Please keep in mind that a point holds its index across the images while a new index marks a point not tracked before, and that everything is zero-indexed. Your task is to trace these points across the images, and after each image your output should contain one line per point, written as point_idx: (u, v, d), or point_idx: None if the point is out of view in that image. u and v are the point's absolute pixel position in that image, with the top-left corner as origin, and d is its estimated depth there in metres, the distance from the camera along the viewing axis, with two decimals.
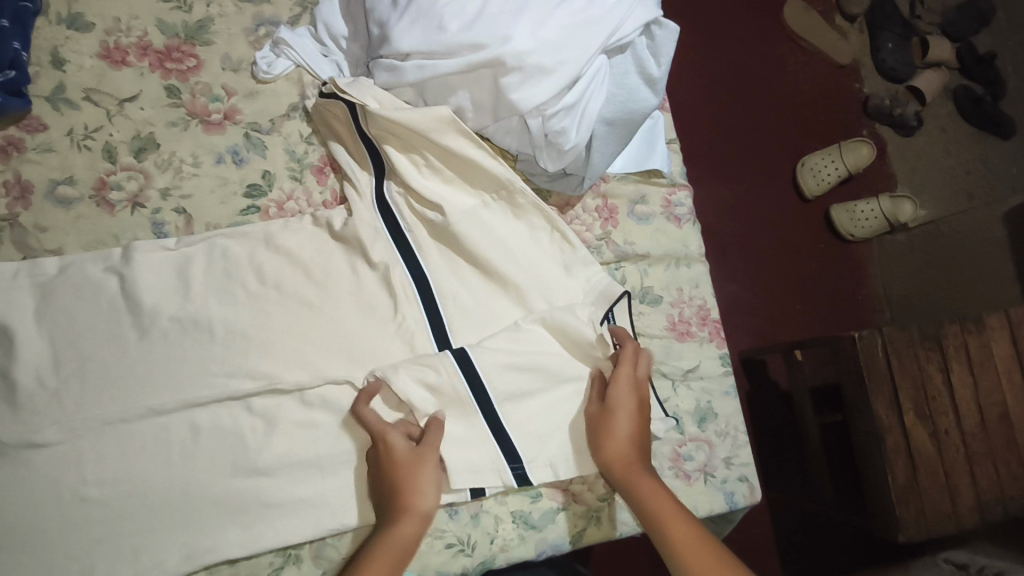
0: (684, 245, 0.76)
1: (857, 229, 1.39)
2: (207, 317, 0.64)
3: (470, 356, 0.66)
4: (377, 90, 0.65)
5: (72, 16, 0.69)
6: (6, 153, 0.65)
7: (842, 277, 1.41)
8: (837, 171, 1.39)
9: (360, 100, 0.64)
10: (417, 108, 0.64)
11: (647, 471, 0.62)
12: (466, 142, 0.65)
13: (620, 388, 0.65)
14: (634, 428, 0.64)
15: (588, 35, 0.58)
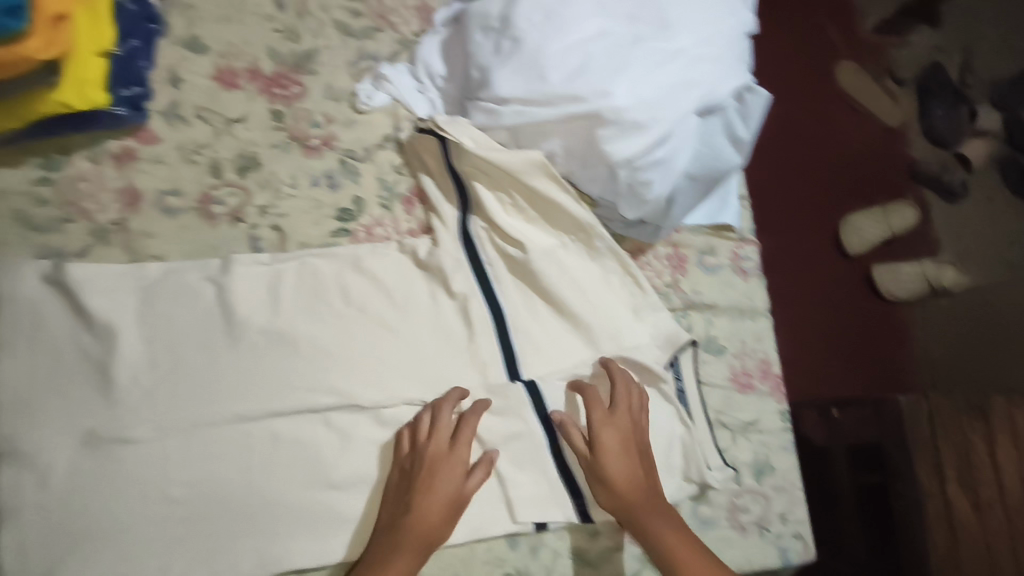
0: (750, 298, 0.78)
1: (898, 290, 1.39)
2: (294, 333, 0.67)
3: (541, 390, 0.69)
4: (472, 129, 0.67)
5: (190, 38, 0.73)
6: (121, 163, 0.69)
7: (882, 336, 1.42)
8: (883, 232, 1.40)
9: (456, 138, 0.67)
10: (509, 151, 0.67)
11: (652, 508, 0.64)
12: (553, 185, 0.68)
13: (606, 431, 0.66)
14: (630, 468, 0.65)
15: (685, 99, 0.60)
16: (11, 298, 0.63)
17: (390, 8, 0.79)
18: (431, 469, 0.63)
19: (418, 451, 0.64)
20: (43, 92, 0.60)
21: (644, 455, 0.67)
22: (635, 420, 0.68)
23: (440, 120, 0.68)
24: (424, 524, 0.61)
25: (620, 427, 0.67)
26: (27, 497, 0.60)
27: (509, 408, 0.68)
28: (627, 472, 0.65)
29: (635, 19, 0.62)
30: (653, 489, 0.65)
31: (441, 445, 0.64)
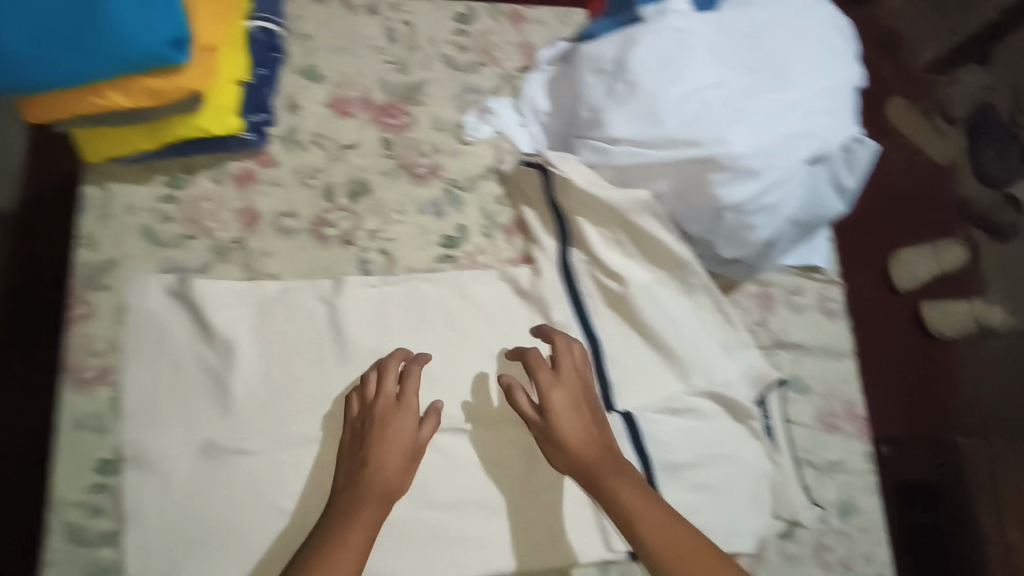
0: (836, 339, 0.80)
1: (946, 327, 1.36)
2: (400, 355, 0.70)
3: (638, 422, 0.71)
4: (581, 166, 0.71)
5: (307, 67, 0.77)
6: (241, 184, 0.72)
7: (929, 375, 1.38)
8: (931, 270, 1.39)
9: (567, 175, 0.70)
10: (616, 188, 0.70)
11: (609, 467, 0.64)
12: (657, 223, 0.70)
13: (556, 393, 0.67)
14: (584, 426, 0.66)
15: (800, 148, 0.62)
16: (139, 310, 0.67)
17: (493, 44, 0.82)
18: (381, 423, 0.64)
19: (366, 409, 0.65)
20: (184, 117, 0.63)
21: (596, 415, 0.67)
22: (582, 383, 0.69)
23: (551, 157, 0.71)
24: (381, 478, 0.62)
25: (569, 390, 0.68)
26: (151, 501, 0.63)
27: None
28: (580, 433, 0.65)
29: (753, 69, 0.63)
30: (608, 446, 0.66)
31: (388, 399, 0.66)
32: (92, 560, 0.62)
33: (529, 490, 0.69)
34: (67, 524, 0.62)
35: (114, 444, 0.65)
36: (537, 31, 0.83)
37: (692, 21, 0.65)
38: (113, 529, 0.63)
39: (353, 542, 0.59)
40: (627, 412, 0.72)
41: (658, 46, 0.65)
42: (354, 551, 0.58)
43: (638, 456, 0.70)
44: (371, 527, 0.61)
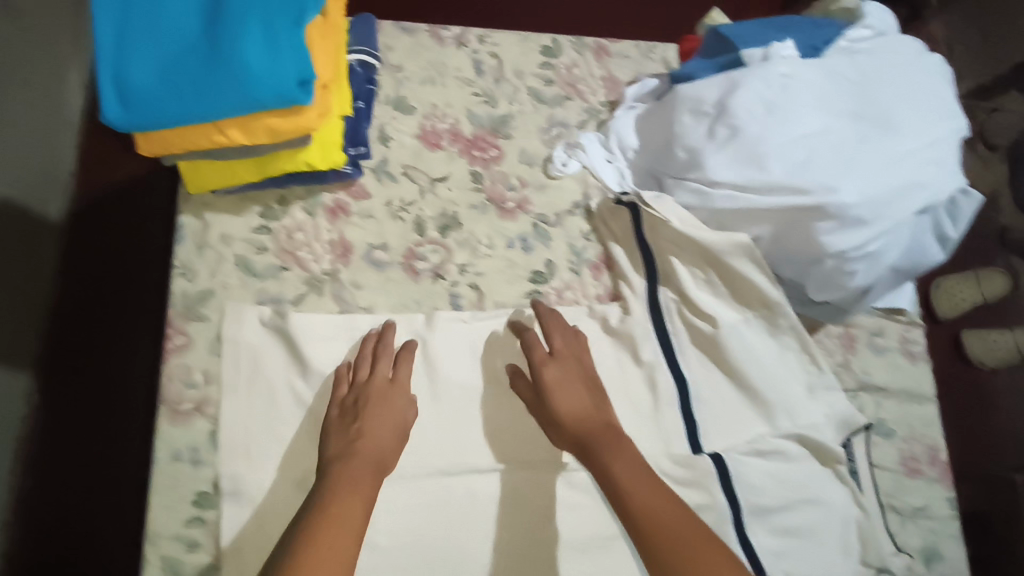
0: (918, 382, 0.79)
1: (988, 357, 1.33)
2: (491, 391, 0.70)
3: (727, 464, 0.70)
4: (678, 207, 0.71)
5: (397, 98, 0.77)
6: (334, 215, 0.72)
7: (970, 406, 1.36)
8: (973, 298, 1.33)
9: (664, 216, 0.70)
10: (713, 231, 0.70)
11: (605, 442, 0.63)
12: (753, 267, 0.70)
13: (551, 370, 0.67)
14: (579, 401, 0.66)
15: (910, 199, 0.62)
16: (235, 340, 0.67)
17: (578, 77, 0.82)
18: (373, 402, 0.64)
19: (359, 387, 0.65)
20: (293, 151, 0.63)
21: (594, 393, 0.67)
22: (581, 366, 0.68)
23: (647, 197, 0.72)
24: (371, 452, 0.61)
25: (566, 368, 0.67)
26: (242, 534, 0.62)
27: (694, 478, 0.70)
28: (575, 409, 0.65)
29: (859, 118, 0.64)
30: (603, 421, 0.65)
31: (382, 376, 0.65)
32: None
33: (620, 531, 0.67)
34: (162, 558, 0.62)
35: (210, 478, 0.64)
36: (621, 66, 0.84)
37: (797, 67, 0.65)
38: (207, 564, 0.62)
39: (343, 513, 0.55)
40: (716, 453, 0.71)
41: (763, 91, 0.65)
42: (341, 520, 0.54)
43: (727, 499, 0.69)
44: (363, 503, 0.57)
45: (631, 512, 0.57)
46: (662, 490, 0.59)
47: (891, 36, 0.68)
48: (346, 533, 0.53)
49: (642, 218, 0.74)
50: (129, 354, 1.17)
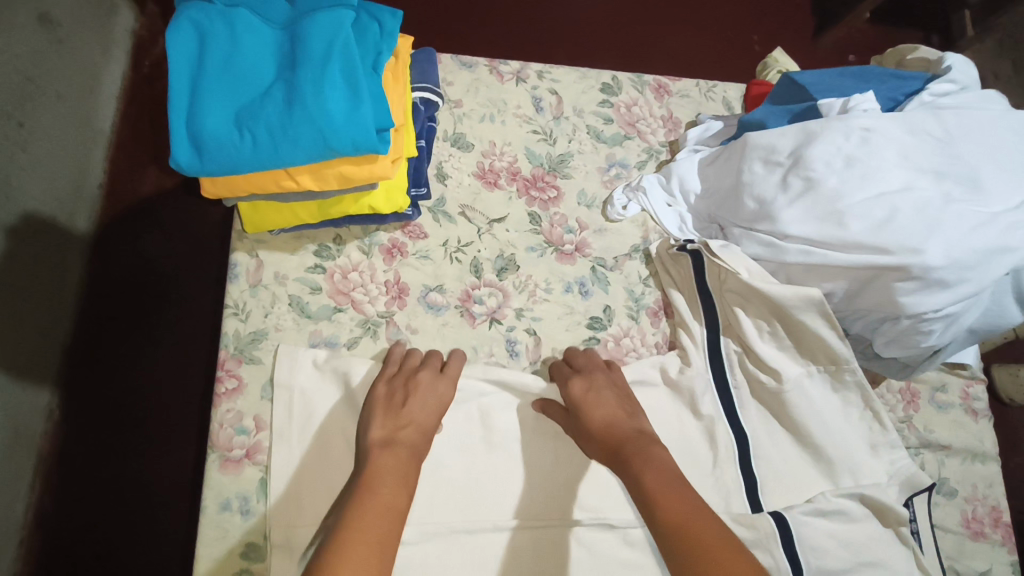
0: (980, 441, 0.76)
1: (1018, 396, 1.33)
2: (548, 442, 0.67)
3: (790, 526, 0.66)
4: (748, 260, 0.69)
5: (456, 134, 0.75)
6: (390, 255, 0.71)
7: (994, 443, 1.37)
8: None
9: (734, 267, 0.68)
10: (785, 285, 0.68)
11: (635, 449, 0.60)
12: (823, 324, 0.67)
13: (576, 383, 0.65)
14: (611, 410, 0.63)
15: (995, 263, 0.60)
16: (287, 384, 0.64)
17: (638, 116, 0.80)
18: (422, 394, 0.62)
19: (404, 380, 0.63)
20: (358, 194, 0.62)
21: (629, 405, 0.65)
22: (612, 378, 0.66)
23: (715, 246, 0.70)
24: (415, 442, 0.59)
25: (596, 381, 0.65)
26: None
27: (757, 539, 0.66)
28: (607, 417, 0.63)
29: (943, 176, 0.62)
30: (637, 430, 0.62)
31: (426, 371, 0.63)
32: None
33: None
34: None
35: (258, 528, 0.62)
36: (681, 105, 0.82)
37: (879, 121, 0.63)
38: None
39: (384, 503, 0.52)
40: (777, 513, 0.68)
41: (842, 145, 0.63)
42: (383, 507, 0.51)
43: (791, 565, 0.64)
44: (406, 492, 0.55)
45: (663, 517, 0.54)
46: (690, 498, 0.55)
47: (974, 92, 0.67)
48: (390, 521, 0.51)
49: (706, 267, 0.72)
50: (146, 373, 1.18)
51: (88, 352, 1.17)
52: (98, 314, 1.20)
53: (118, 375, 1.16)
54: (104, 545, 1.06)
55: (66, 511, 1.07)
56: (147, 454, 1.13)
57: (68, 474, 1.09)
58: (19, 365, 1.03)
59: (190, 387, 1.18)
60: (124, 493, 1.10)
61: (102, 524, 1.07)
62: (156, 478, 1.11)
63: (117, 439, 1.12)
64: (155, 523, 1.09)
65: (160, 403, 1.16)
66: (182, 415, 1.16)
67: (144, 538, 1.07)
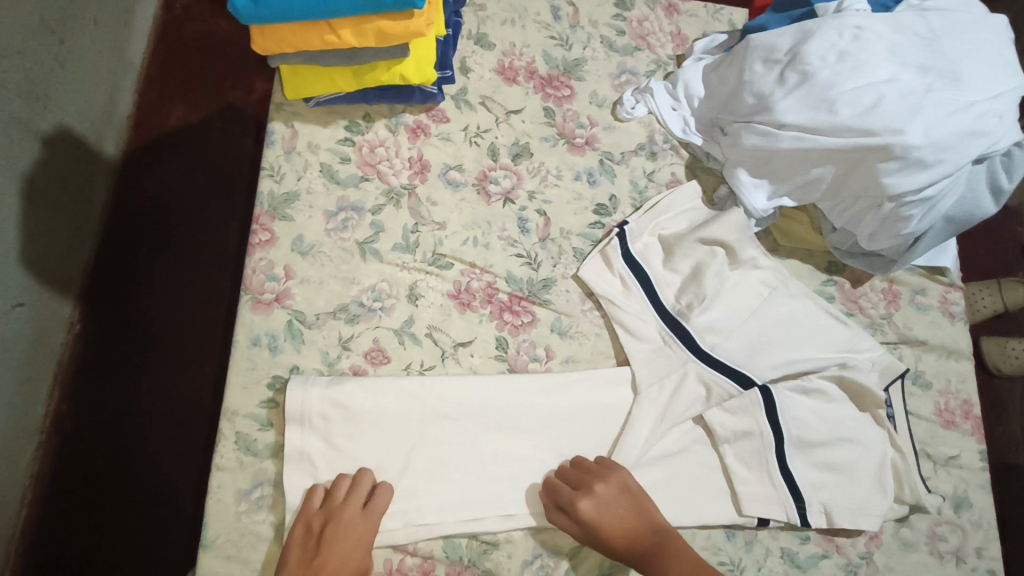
0: (955, 340, 0.82)
1: (1005, 363, 1.39)
2: (550, 309, 0.74)
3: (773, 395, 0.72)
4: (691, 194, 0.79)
5: (479, 34, 0.82)
6: (414, 135, 0.76)
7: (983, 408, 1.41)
8: (993, 305, 1.42)
9: (673, 213, 0.78)
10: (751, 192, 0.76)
11: (663, 554, 0.62)
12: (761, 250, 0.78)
13: (586, 504, 0.63)
14: (618, 517, 0.64)
15: (970, 146, 0.66)
16: (319, 244, 0.71)
17: (648, 30, 0.86)
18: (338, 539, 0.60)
19: (325, 522, 0.60)
20: (392, 63, 0.68)
21: (637, 501, 0.66)
22: (615, 481, 0.66)
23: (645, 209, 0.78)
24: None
25: (593, 516, 0.63)
26: (363, 406, 0.65)
27: (743, 405, 0.72)
28: (616, 528, 0.64)
29: (927, 70, 0.68)
30: (653, 529, 0.64)
31: (354, 510, 0.61)
32: (260, 470, 0.64)
33: (672, 452, 0.72)
34: (236, 432, 0.64)
35: (285, 364, 0.67)
36: (689, 23, 0.88)
37: (870, 19, 0.70)
38: (277, 442, 0.65)
39: None
40: (764, 385, 0.72)
41: (835, 40, 0.70)
42: None
43: (772, 430, 0.71)
44: None
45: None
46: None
47: None
48: None
49: (665, 208, 0.78)
50: (165, 299, 1.15)
51: (109, 272, 1.15)
52: (122, 235, 1.17)
53: (137, 293, 1.14)
54: (118, 462, 1.05)
55: (79, 424, 1.06)
56: (162, 374, 1.10)
57: (84, 388, 1.08)
58: (43, 273, 1.01)
59: (207, 311, 1.16)
60: (137, 412, 1.08)
61: (115, 440, 1.06)
62: (170, 401, 1.09)
63: (134, 357, 1.10)
64: (167, 444, 1.07)
65: (178, 324, 1.14)
66: (199, 337, 1.14)
67: (155, 458, 1.06)
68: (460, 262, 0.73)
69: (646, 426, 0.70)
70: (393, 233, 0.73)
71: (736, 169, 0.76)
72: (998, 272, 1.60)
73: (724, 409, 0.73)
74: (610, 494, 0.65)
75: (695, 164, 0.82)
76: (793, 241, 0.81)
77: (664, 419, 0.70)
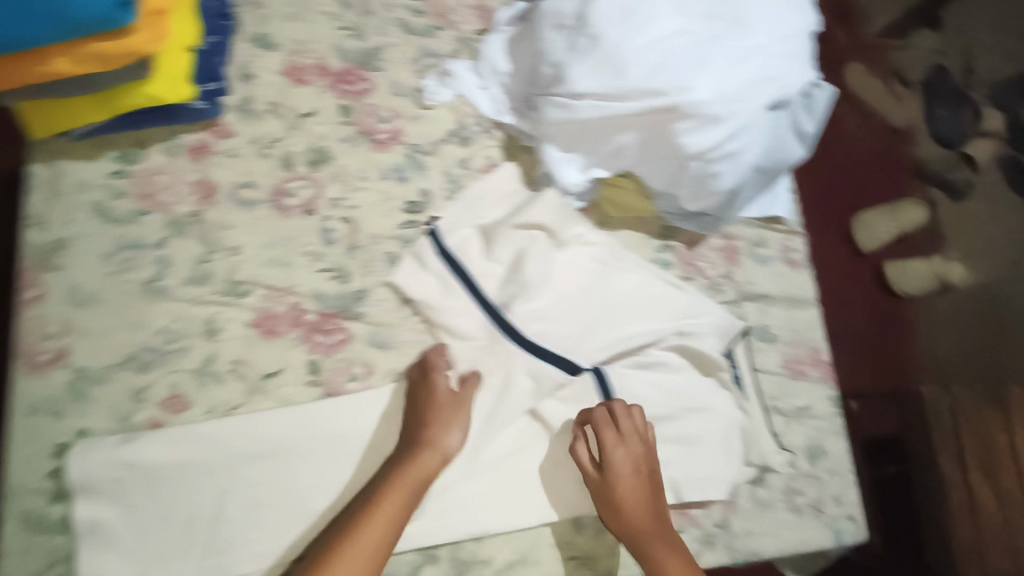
0: (800, 288, 0.80)
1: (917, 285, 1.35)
2: (366, 320, 0.70)
3: (606, 375, 0.71)
4: (506, 179, 0.75)
5: (260, 35, 0.75)
6: (197, 155, 0.70)
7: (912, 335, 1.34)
8: None
9: (489, 204, 0.74)
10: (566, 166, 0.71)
11: (659, 542, 0.65)
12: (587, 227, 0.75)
13: (620, 453, 0.66)
14: (638, 491, 0.66)
15: (762, 94, 0.63)
16: (101, 292, 0.65)
17: (448, 8, 0.81)
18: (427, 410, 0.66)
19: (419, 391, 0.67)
20: (134, 87, 0.62)
21: (654, 479, 0.67)
22: (647, 441, 0.68)
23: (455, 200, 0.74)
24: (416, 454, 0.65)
25: (620, 468, 0.66)
26: (159, 461, 0.62)
27: (574, 394, 0.71)
28: (633, 500, 0.66)
29: (713, 16, 0.64)
30: (659, 511, 0.66)
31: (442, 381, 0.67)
32: (52, 548, 0.60)
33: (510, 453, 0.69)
34: (21, 510, 0.60)
35: (73, 427, 0.62)
36: None
37: None
38: (68, 515, 0.61)
39: (381, 518, 0.60)
40: (596, 367, 0.71)
41: None
42: (381, 520, 0.60)
43: None
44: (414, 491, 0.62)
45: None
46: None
47: None
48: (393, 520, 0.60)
49: (480, 196, 0.74)
50: None
51: None
52: None
53: None
54: None
55: None
56: None
57: None
58: None
59: None
60: None
61: None
62: None
63: None
64: None
65: None
66: None
67: None
68: (262, 287, 0.68)
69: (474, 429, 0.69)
70: (183, 265, 0.67)
71: (546, 146, 0.72)
72: None
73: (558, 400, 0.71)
74: (639, 461, 0.67)
75: (512, 144, 0.78)
76: (623, 211, 0.77)
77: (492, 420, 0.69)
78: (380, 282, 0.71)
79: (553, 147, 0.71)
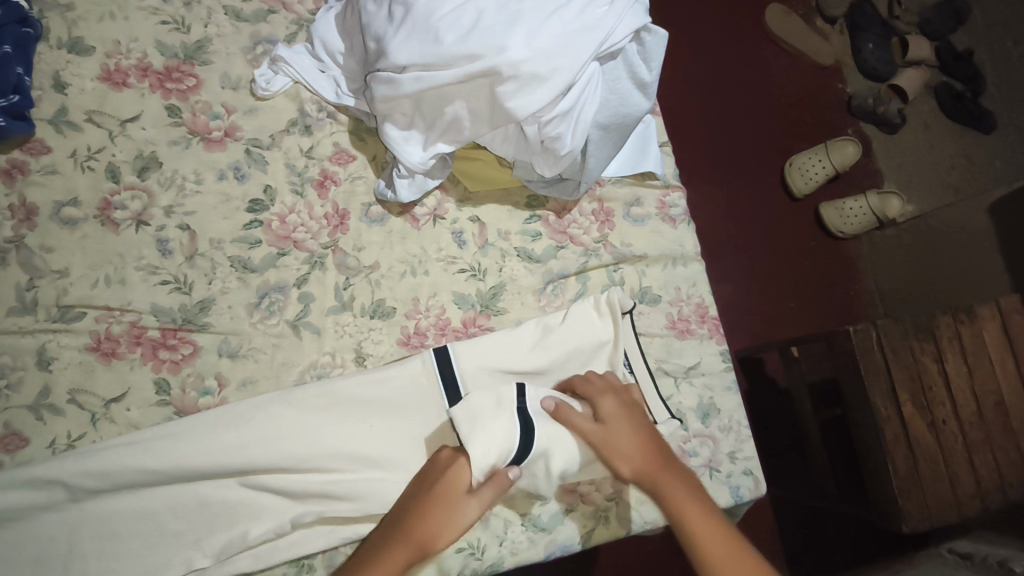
0: (680, 244, 0.77)
1: (845, 226, 1.37)
2: (212, 331, 0.66)
3: (452, 356, 0.67)
4: (359, 166, 0.72)
5: (71, 40, 0.70)
6: (10, 176, 0.66)
7: (834, 275, 1.41)
8: (825, 170, 1.38)
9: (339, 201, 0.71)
10: (408, 146, 0.66)
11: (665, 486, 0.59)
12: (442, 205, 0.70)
13: (604, 397, 0.63)
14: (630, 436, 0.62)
15: (582, 43, 0.60)
16: None
17: None
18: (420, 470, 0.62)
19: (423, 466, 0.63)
20: None
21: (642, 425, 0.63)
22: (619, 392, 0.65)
23: (300, 194, 0.70)
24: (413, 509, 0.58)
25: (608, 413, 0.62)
26: None
27: (427, 381, 0.66)
28: (627, 446, 0.61)
29: None
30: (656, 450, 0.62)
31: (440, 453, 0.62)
32: None
33: (393, 460, 0.64)
34: None
35: None
36: None
37: None
38: None
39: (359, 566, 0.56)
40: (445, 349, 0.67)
41: None
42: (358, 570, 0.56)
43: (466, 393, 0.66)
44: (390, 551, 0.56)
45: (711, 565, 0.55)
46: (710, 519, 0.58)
47: None
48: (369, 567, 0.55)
49: (326, 188, 0.71)
50: None
51: None
52: None
53: None
54: None
55: None
56: None
57: None
58: None
59: None
60: None
61: None
62: None
63: None
64: None
65: None
66: None
67: None
68: (95, 311, 0.65)
69: (353, 434, 0.64)
70: (5, 295, 0.63)
71: (383, 125, 0.66)
72: (829, 133, 1.48)
73: (413, 391, 0.66)
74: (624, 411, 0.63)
75: (359, 127, 0.74)
76: (484, 184, 0.73)
77: (374, 421, 0.65)
78: (227, 290, 0.67)
79: (387, 125, 0.66)
